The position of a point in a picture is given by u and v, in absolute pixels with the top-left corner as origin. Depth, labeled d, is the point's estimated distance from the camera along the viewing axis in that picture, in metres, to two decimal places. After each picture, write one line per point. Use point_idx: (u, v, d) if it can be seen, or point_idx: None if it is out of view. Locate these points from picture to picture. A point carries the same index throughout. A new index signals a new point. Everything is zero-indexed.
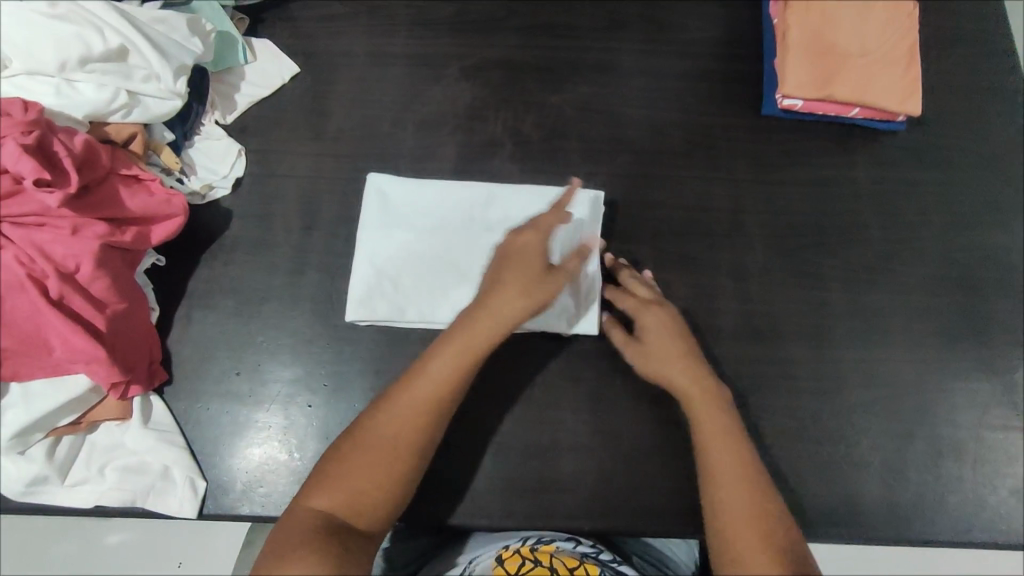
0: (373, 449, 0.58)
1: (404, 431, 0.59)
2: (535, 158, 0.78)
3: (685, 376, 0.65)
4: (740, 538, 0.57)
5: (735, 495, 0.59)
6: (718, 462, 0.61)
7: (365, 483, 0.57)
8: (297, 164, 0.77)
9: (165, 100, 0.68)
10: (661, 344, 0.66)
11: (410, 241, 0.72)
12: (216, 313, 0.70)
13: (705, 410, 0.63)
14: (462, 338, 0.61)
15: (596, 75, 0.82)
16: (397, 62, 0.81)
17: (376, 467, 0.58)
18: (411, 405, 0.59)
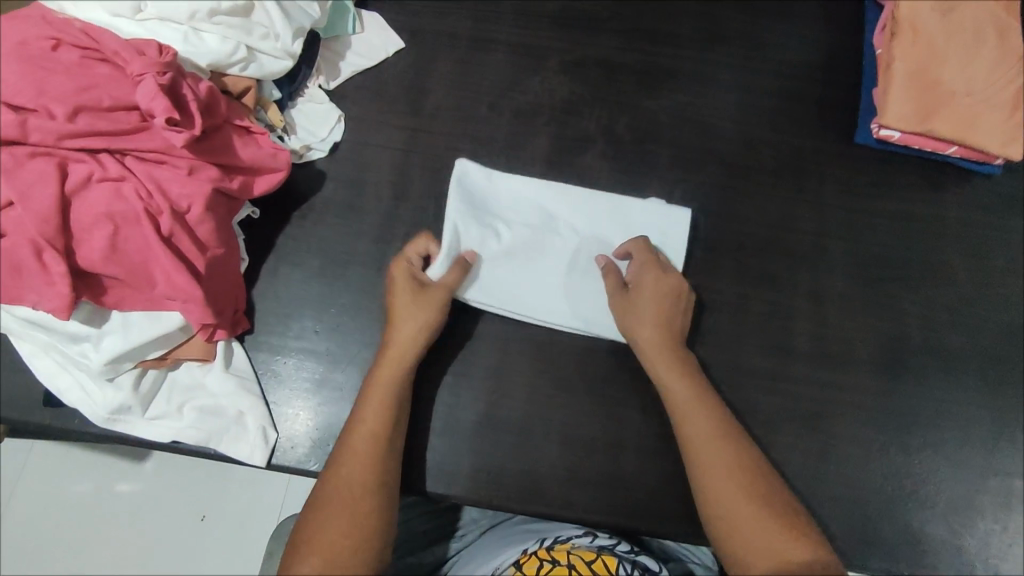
0: (337, 503, 0.57)
1: (360, 468, 0.59)
2: (625, 159, 0.79)
3: (646, 341, 0.66)
4: (729, 495, 0.58)
5: (717, 453, 0.60)
6: (690, 428, 0.62)
7: (344, 528, 0.56)
8: (392, 138, 0.78)
9: (278, 59, 0.71)
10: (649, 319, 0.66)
11: (498, 231, 0.73)
12: (302, 270, 0.72)
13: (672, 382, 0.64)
14: (384, 384, 0.63)
15: (693, 85, 0.83)
16: (500, 49, 0.83)
17: (342, 518, 0.56)
18: (365, 444, 0.60)
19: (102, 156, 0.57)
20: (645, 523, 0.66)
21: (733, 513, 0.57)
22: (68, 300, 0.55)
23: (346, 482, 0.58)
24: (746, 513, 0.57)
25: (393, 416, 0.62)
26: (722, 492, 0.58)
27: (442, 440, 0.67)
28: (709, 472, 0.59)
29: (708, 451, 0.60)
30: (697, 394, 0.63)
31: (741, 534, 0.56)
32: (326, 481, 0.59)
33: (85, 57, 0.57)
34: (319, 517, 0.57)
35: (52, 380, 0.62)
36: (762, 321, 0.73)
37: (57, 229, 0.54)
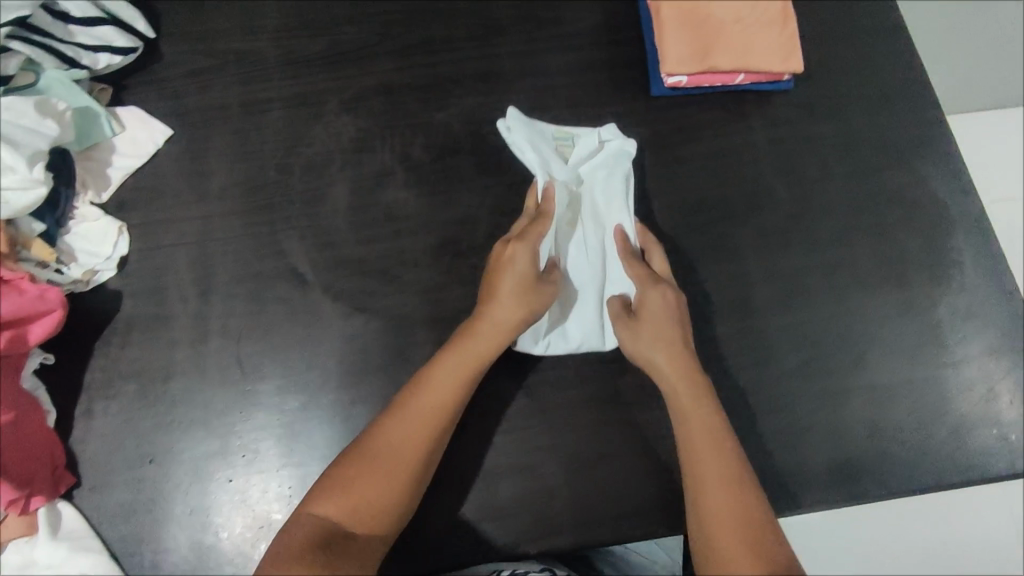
0: (381, 455, 0.59)
1: (422, 427, 0.61)
2: (431, 180, 0.75)
3: (661, 359, 0.65)
4: (714, 490, 0.59)
5: (720, 481, 0.59)
6: (696, 433, 0.62)
7: (376, 484, 0.58)
8: (183, 231, 0.73)
9: (27, 189, 0.63)
10: (650, 341, 0.66)
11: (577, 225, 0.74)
12: (119, 401, 0.67)
13: (690, 414, 0.63)
14: (465, 339, 0.65)
15: (480, 84, 0.80)
16: (273, 106, 0.79)
17: (376, 475, 0.58)
18: (439, 398, 0.62)
19: None
20: (535, 536, 0.67)
21: (717, 543, 0.57)
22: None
23: (411, 431, 0.60)
24: (732, 544, 0.56)
25: (472, 377, 0.64)
26: (714, 514, 0.58)
27: None
28: (710, 500, 0.59)
29: (709, 471, 0.60)
30: (717, 438, 0.62)
31: (716, 562, 0.56)
32: (388, 427, 0.61)
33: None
34: (353, 467, 0.59)
35: None
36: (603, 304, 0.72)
37: None
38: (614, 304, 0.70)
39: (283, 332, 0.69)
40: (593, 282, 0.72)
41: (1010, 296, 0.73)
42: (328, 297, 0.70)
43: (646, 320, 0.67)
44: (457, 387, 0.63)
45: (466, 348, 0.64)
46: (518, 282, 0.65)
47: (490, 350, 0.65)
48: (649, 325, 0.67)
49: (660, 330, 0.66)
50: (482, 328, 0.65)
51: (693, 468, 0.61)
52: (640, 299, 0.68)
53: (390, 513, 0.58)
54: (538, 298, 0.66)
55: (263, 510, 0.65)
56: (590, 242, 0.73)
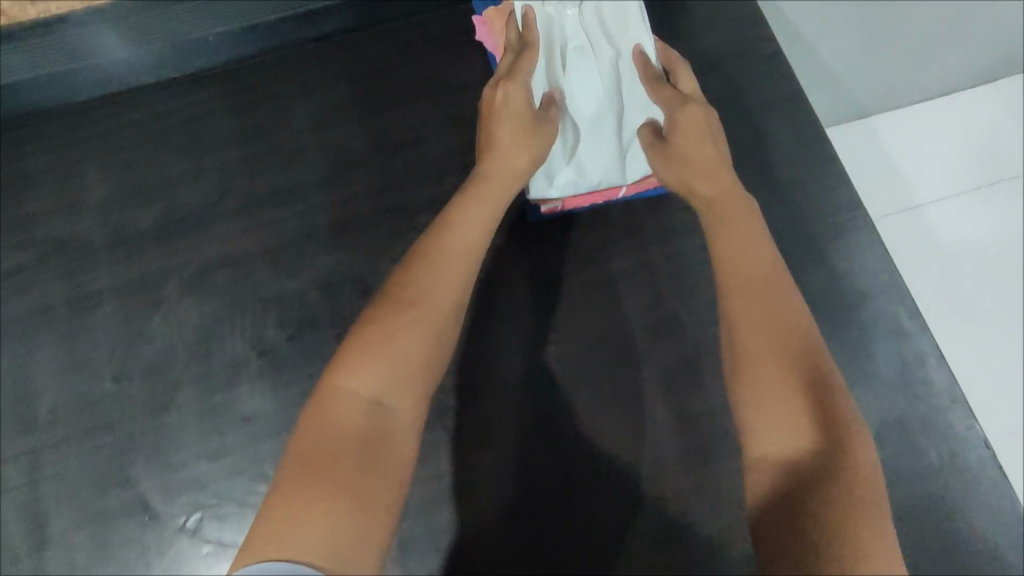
0: (414, 302, 0.45)
1: (459, 266, 0.48)
2: (288, 365, 0.66)
3: (693, 174, 0.53)
4: (771, 302, 0.44)
5: (778, 289, 0.45)
6: (748, 241, 0.48)
7: (409, 339, 0.43)
8: (9, 473, 0.64)
9: None
10: (684, 167, 0.53)
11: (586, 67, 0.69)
12: None
13: (741, 229, 0.48)
14: (486, 190, 0.53)
15: (336, 236, 0.71)
16: (105, 299, 0.70)
17: (411, 324, 0.44)
18: (468, 235, 0.49)
19: None
20: None
21: (754, 371, 0.42)
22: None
23: (439, 267, 0.47)
24: (775, 379, 0.41)
25: (496, 214, 0.52)
26: (767, 336, 0.42)
27: None
28: (750, 313, 0.43)
29: (776, 281, 0.45)
30: (771, 271, 0.46)
31: (754, 402, 0.41)
32: (411, 272, 0.47)
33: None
34: (377, 325, 0.44)
35: None
36: (499, 485, 0.65)
37: None
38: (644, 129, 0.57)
39: None
40: (608, 105, 0.69)
41: (956, 406, 0.64)
42: (183, 530, 0.62)
43: (682, 141, 0.54)
44: (485, 223, 0.51)
45: (481, 192, 0.53)
46: (513, 113, 0.56)
47: (504, 191, 0.54)
48: (684, 147, 0.54)
49: (700, 168, 0.53)
50: (497, 180, 0.54)
51: (734, 286, 0.45)
52: (672, 122, 0.56)
53: (427, 375, 0.44)
54: (540, 137, 0.57)
55: None
56: (602, 57, 0.69)
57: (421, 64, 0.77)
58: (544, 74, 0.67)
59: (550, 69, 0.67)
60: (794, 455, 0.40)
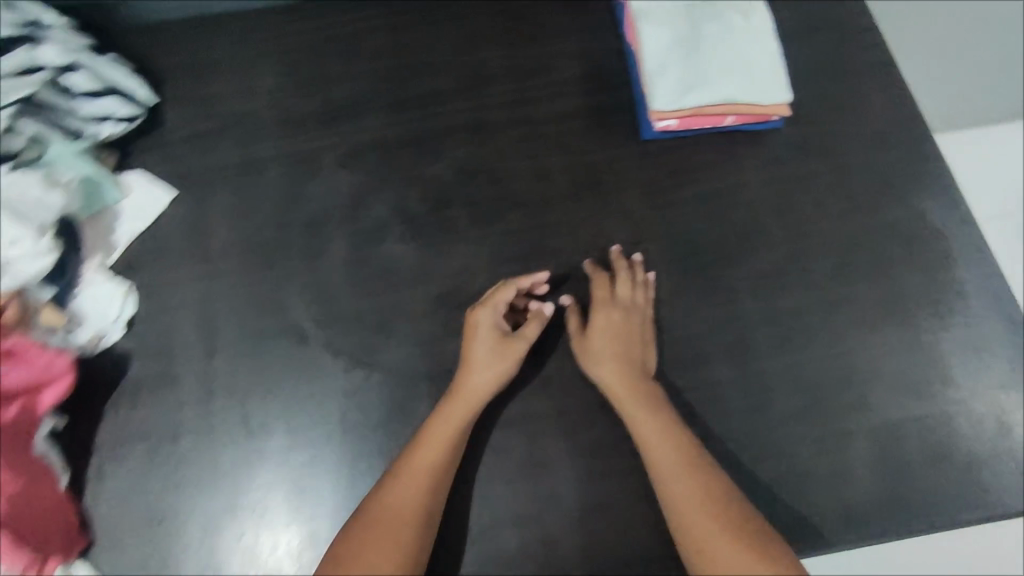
0: (387, 518, 0.59)
1: (420, 483, 0.62)
2: (426, 232, 0.77)
3: (610, 375, 0.68)
4: (696, 500, 0.60)
5: (694, 489, 0.60)
6: (659, 454, 0.63)
7: (384, 545, 0.58)
8: (186, 294, 0.75)
9: (33, 261, 0.66)
10: (615, 360, 0.68)
11: (702, 23, 0.79)
12: (132, 460, 0.70)
13: (651, 432, 0.64)
14: (445, 414, 0.66)
15: (472, 134, 0.81)
16: (271, 165, 0.80)
17: (385, 533, 0.58)
18: (433, 452, 0.63)
19: None
20: None
21: (705, 548, 0.57)
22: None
23: (411, 482, 0.62)
24: (719, 551, 0.57)
25: (464, 424, 0.65)
26: (703, 537, 0.58)
27: None
28: (681, 505, 0.60)
29: (682, 482, 0.61)
30: (693, 467, 0.62)
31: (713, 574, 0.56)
32: (383, 490, 0.62)
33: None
34: (360, 533, 0.59)
35: None
36: None
37: None
38: (574, 317, 0.72)
39: (285, 390, 0.71)
40: (726, 47, 0.78)
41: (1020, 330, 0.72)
42: (328, 353, 0.72)
43: (597, 338, 0.70)
44: (446, 441, 0.64)
45: (447, 410, 0.66)
46: (499, 351, 0.67)
47: (469, 413, 0.66)
48: (597, 344, 0.70)
49: (616, 357, 0.68)
50: (462, 400, 0.66)
51: (665, 480, 0.62)
52: (592, 319, 0.71)
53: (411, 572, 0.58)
54: (508, 356, 0.68)
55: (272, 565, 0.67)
56: (719, 16, 0.79)
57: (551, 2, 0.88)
58: (666, 32, 0.79)
59: (671, 26, 0.79)
60: None
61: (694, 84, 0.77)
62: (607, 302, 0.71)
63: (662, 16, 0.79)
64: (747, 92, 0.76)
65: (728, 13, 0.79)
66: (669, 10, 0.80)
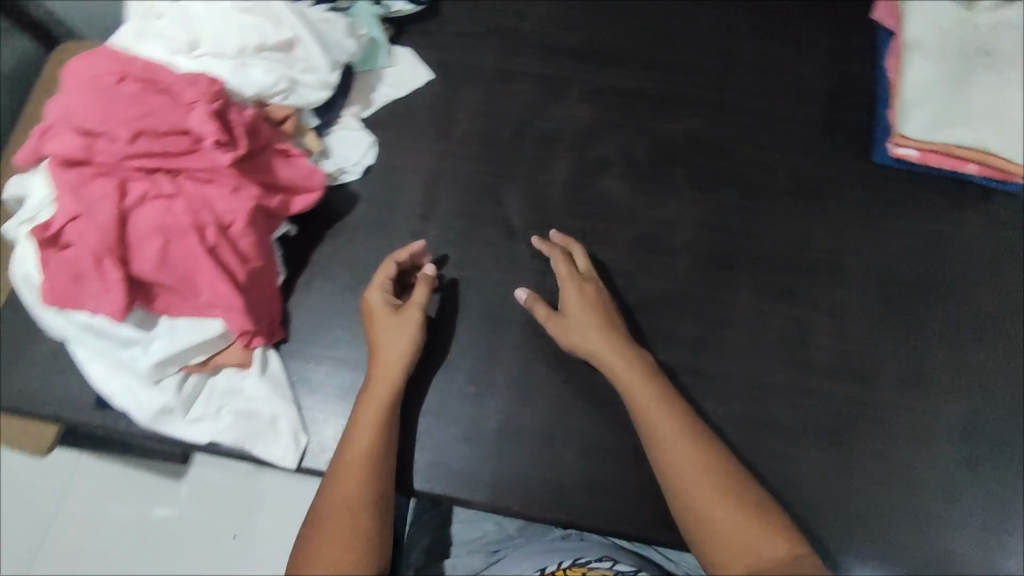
0: (335, 514, 0.59)
1: (361, 474, 0.61)
2: (646, 181, 0.82)
3: (601, 347, 0.66)
4: (692, 463, 0.60)
5: (688, 457, 0.60)
6: (655, 419, 0.62)
7: (338, 538, 0.58)
8: (420, 162, 0.83)
9: (316, 90, 0.77)
10: (602, 329, 0.67)
11: (971, 73, 0.82)
12: (334, 284, 0.77)
13: (645, 403, 0.63)
14: (366, 402, 0.65)
15: (709, 110, 0.86)
16: (522, 80, 0.88)
17: (337, 529, 0.58)
18: (370, 437, 0.63)
19: (158, 176, 0.64)
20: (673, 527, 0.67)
21: (704, 508, 0.58)
22: (122, 304, 0.62)
23: (350, 479, 0.61)
24: (717, 507, 0.57)
25: (385, 410, 0.65)
26: (701, 495, 0.58)
27: (466, 448, 0.69)
28: (679, 468, 0.60)
29: (680, 448, 0.60)
30: (684, 435, 0.61)
31: (712, 532, 0.57)
32: (324, 490, 0.61)
33: (147, 87, 0.64)
34: (314, 535, 0.59)
35: (101, 383, 0.68)
36: (781, 336, 0.75)
37: (114, 238, 0.61)
38: (539, 304, 0.70)
39: (483, 271, 0.77)
40: (990, 100, 0.80)
41: None
42: (529, 252, 0.78)
43: (574, 305, 0.69)
44: (376, 425, 0.64)
45: (363, 399, 0.65)
46: (377, 325, 0.68)
47: (390, 385, 0.66)
48: (578, 315, 0.68)
49: (602, 323, 0.68)
50: (377, 381, 0.66)
51: (652, 437, 0.62)
52: (564, 296, 0.70)
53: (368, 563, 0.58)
54: (413, 327, 0.68)
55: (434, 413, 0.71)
56: (992, 70, 0.81)
57: (818, 14, 0.91)
58: (932, 71, 0.82)
59: (941, 67, 0.82)
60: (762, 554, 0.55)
61: (945, 122, 0.80)
62: (571, 278, 0.71)
63: (934, 55, 0.83)
64: (999, 143, 0.78)
65: (1002, 71, 0.81)
66: (944, 51, 0.83)
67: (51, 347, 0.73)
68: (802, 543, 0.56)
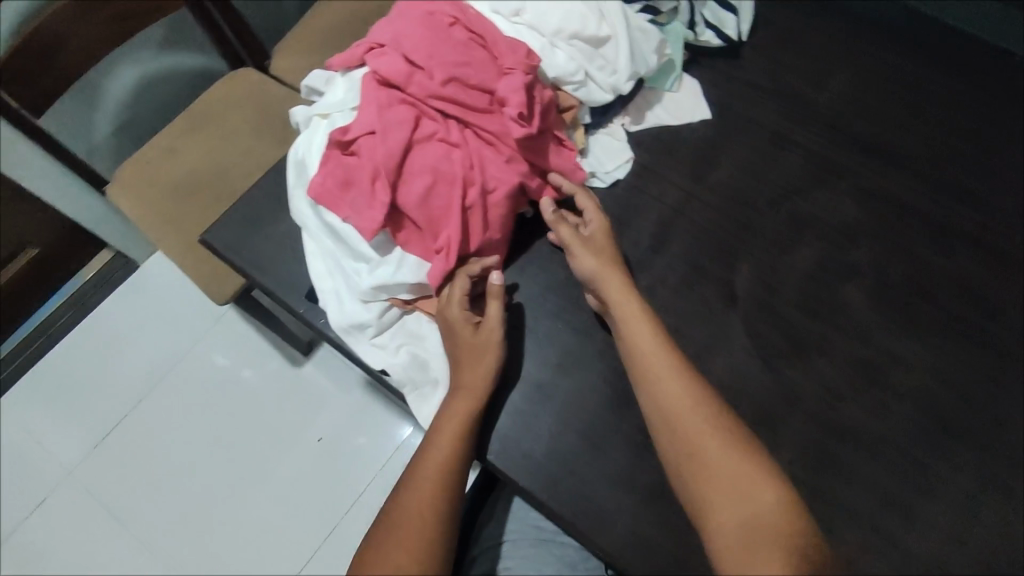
0: (401, 523, 0.59)
1: (430, 487, 0.61)
2: (892, 304, 0.75)
3: (610, 276, 0.68)
4: (691, 413, 0.60)
5: (691, 408, 0.60)
6: (654, 360, 0.63)
7: (401, 547, 0.57)
8: (667, 194, 0.81)
9: (602, 91, 0.77)
10: (605, 259, 0.69)
11: None
12: (545, 276, 0.78)
13: (643, 340, 0.64)
14: (445, 415, 0.64)
15: (992, 259, 0.77)
16: (797, 152, 0.84)
17: (401, 539, 0.58)
18: (445, 451, 0.63)
19: (450, 122, 0.68)
20: None
21: (701, 459, 0.58)
22: (376, 225, 0.65)
23: (422, 489, 0.60)
24: (716, 459, 0.57)
25: (463, 429, 0.64)
26: (698, 444, 0.58)
27: (612, 491, 0.66)
28: (678, 419, 0.60)
29: (683, 400, 0.60)
30: (684, 381, 0.61)
31: (705, 482, 0.57)
32: (397, 498, 0.61)
33: (475, 47, 0.70)
34: (380, 540, 0.58)
35: (319, 279, 0.73)
36: (991, 533, 0.65)
37: (395, 164, 0.65)
38: (563, 225, 0.71)
39: (690, 325, 0.74)
40: None
41: None
42: (742, 326, 0.74)
43: (597, 238, 0.71)
44: (453, 439, 0.63)
45: (443, 413, 0.65)
46: (457, 345, 0.67)
47: (473, 405, 0.65)
48: (597, 245, 0.70)
49: (603, 250, 0.70)
50: (461, 399, 0.65)
51: (646, 388, 0.63)
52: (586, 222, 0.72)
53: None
54: (487, 349, 0.66)
55: (593, 441, 0.69)
56: None
57: None
58: None
59: None
60: (760, 512, 0.54)
61: None
62: (597, 207, 0.72)
63: None
64: None
65: None
66: None
67: (287, 227, 0.79)
68: (803, 514, 0.54)
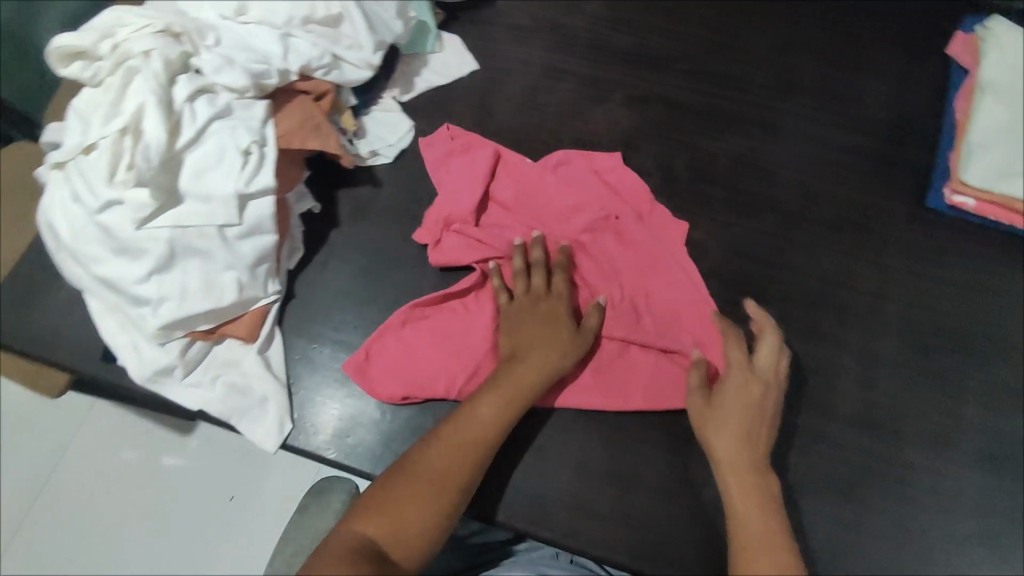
0: (421, 478, 0.58)
1: (458, 454, 0.60)
2: (680, 197, 0.79)
3: (728, 415, 0.64)
4: (756, 511, 0.60)
5: (755, 512, 0.60)
6: (738, 473, 0.62)
7: (412, 502, 0.57)
8: None
9: (359, 69, 0.75)
10: (726, 411, 0.64)
11: None
12: (348, 267, 0.76)
13: (740, 452, 0.63)
14: (508, 385, 0.64)
15: (759, 131, 0.82)
16: (567, 79, 0.86)
17: (417, 496, 0.57)
18: (483, 424, 0.62)
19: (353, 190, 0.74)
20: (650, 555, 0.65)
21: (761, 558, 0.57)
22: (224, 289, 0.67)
23: (450, 451, 0.60)
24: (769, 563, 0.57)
25: (510, 421, 0.63)
26: (754, 547, 0.58)
27: None
28: (742, 516, 0.60)
29: (748, 496, 0.61)
30: (753, 477, 0.62)
31: None
32: (421, 447, 0.61)
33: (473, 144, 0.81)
34: (395, 484, 0.58)
35: (111, 337, 0.68)
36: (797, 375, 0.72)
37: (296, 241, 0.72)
38: (696, 372, 0.67)
39: None
40: None
41: None
42: None
43: (731, 381, 0.66)
44: (501, 416, 0.62)
45: (496, 385, 0.64)
46: (554, 335, 0.67)
47: (528, 387, 0.64)
48: (722, 398, 0.65)
49: (736, 392, 0.65)
50: (523, 371, 0.65)
51: (729, 512, 0.61)
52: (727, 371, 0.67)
53: (429, 539, 0.57)
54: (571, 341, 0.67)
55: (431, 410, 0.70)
56: None
57: (894, 42, 0.86)
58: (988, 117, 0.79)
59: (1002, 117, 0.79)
60: None
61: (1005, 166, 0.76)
62: (744, 366, 0.67)
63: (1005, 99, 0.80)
64: None
65: None
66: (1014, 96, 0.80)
67: (68, 292, 0.73)
68: None
